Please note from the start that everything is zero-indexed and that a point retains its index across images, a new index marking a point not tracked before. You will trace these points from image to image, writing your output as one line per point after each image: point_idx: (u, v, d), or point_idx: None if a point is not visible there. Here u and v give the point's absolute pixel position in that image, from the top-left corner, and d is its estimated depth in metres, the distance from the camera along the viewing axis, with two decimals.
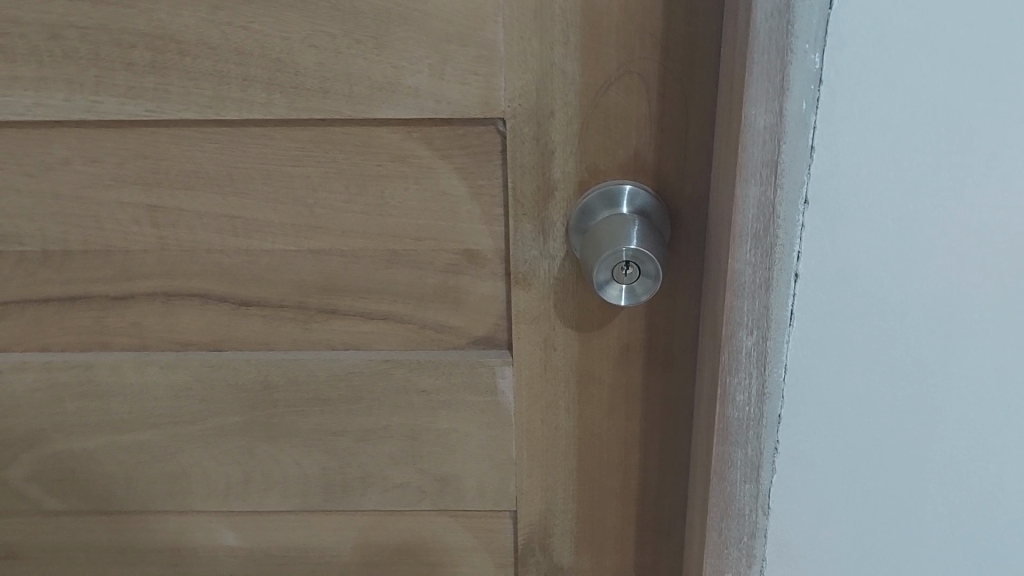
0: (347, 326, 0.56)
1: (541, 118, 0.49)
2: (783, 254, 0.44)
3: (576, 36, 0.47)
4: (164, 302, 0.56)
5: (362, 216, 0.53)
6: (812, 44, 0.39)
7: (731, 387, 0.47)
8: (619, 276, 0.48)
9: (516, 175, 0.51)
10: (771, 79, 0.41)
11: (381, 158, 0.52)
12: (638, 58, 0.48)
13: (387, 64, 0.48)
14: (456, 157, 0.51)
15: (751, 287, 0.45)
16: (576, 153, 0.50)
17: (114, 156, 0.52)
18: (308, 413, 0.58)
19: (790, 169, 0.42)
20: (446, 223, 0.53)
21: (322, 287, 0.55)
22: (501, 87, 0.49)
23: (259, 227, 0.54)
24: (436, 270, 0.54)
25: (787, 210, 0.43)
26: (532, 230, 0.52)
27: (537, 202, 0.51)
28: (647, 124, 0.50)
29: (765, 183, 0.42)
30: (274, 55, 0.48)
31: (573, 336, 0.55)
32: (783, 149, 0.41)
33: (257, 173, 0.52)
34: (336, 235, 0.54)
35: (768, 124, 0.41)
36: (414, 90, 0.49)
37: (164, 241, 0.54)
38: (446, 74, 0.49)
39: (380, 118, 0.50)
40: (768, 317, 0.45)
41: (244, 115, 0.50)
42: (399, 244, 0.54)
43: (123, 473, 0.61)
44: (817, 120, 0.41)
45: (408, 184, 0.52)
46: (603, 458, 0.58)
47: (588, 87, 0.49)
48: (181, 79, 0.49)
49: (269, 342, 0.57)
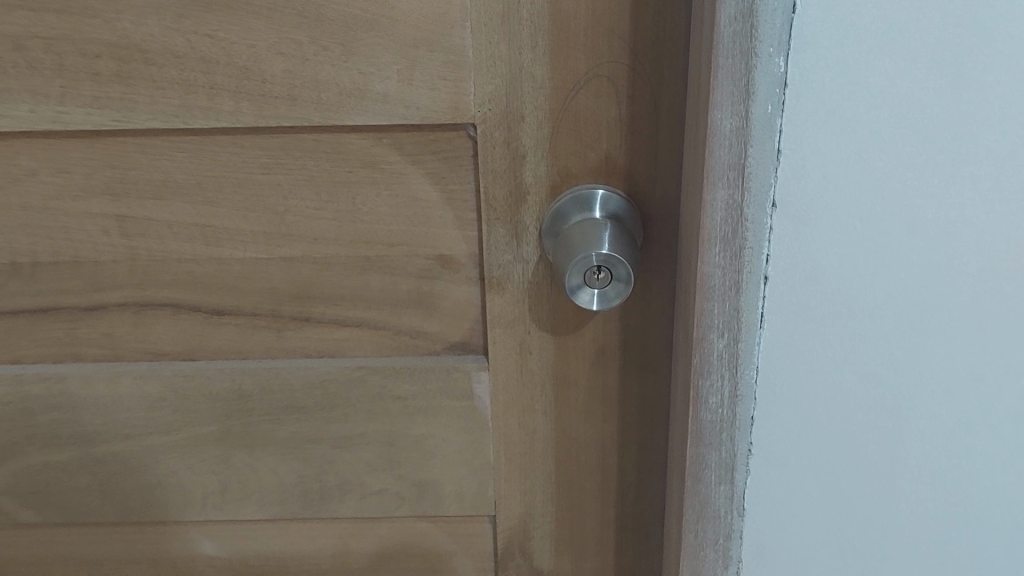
0: (322, 334, 0.56)
1: (510, 123, 0.49)
2: (752, 257, 0.43)
3: (544, 40, 0.47)
4: (136, 312, 0.56)
5: (334, 223, 0.53)
6: (775, 48, 0.39)
7: (704, 391, 0.46)
8: (591, 281, 0.47)
9: (487, 179, 0.51)
10: (737, 82, 0.40)
11: (352, 164, 0.51)
12: (607, 62, 0.48)
13: (355, 70, 0.48)
14: (426, 162, 0.51)
15: (720, 289, 0.44)
16: (547, 157, 0.50)
17: (82, 167, 0.52)
18: (284, 421, 0.58)
19: (757, 171, 0.41)
20: (418, 229, 0.53)
21: (295, 294, 0.55)
22: (470, 91, 0.49)
23: (231, 236, 0.53)
24: (409, 275, 0.54)
25: (755, 211, 0.42)
26: (505, 235, 0.52)
27: (508, 206, 0.51)
28: (618, 127, 0.49)
29: (733, 186, 0.41)
30: (241, 63, 0.48)
31: (548, 340, 0.54)
32: (749, 152, 0.41)
33: (228, 182, 0.52)
34: (308, 242, 0.53)
35: (733, 126, 0.40)
36: (383, 96, 0.49)
37: (134, 250, 0.54)
38: (414, 80, 0.48)
39: (349, 125, 0.50)
40: (738, 320, 0.44)
41: (212, 124, 0.50)
42: (373, 250, 0.53)
43: (98, 485, 0.60)
44: (782, 123, 0.41)
45: (380, 190, 0.52)
46: (581, 460, 0.58)
47: (558, 91, 0.48)
48: (148, 88, 0.49)
49: (244, 351, 0.57)
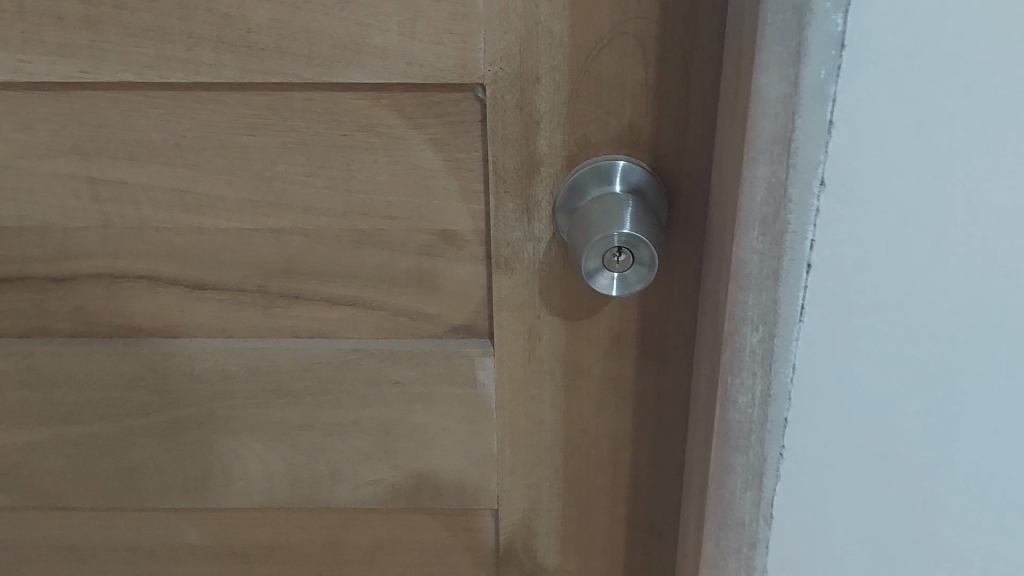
0: (313, 312, 0.52)
1: (524, 85, 0.44)
2: (794, 242, 0.38)
3: None
4: (110, 284, 0.51)
5: (328, 192, 0.48)
6: (834, 2, 0.34)
7: (733, 388, 0.41)
8: (610, 264, 0.42)
9: (496, 148, 0.46)
10: (786, 43, 0.35)
11: (347, 127, 0.46)
12: (633, 18, 0.42)
13: (351, 21, 0.43)
14: (430, 126, 0.46)
15: (757, 278, 0.39)
16: (564, 124, 0.45)
17: (49, 123, 0.47)
18: (270, 405, 0.53)
19: (805, 145, 0.36)
20: (419, 200, 0.48)
21: (284, 269, 0.50)
22: (480, 48, 0.43)
23: (214, 203, 0.49)
24: (409, 250, 0.50)
25: (799, 190, 0.37)
26: (515, 209, 0.47)
27: (520, 177, 0.47)
28: (644, 92, 0.44)
29: (777, 161, 0.36)
30: (223, 10, 0.43)
31: (559, 326, 0.50)
32: (797, 123, 0.36)
33: (210, 143, 0.47)
34: (299, 212, 0.49)
35: (781, 93, 0.35)
36: (382, 51, 0.44)
37: (107, 217, 0.49)
38: (417, 33, 0.43)
39: (345, 82, 0.45)
40: (775, 312, 0.39)
41: (191, 78, 0.45)
42: (369, 222, 0.49)
43: (69, 469, 0.56)
44: (837, 90, 0.35)
45: (377, 156, 0.47)
46: (591, 455, 0.53)
47: (577, 50, 0.43)
48: (119, 36, 0.44)
49: (227, 329, 0.52)
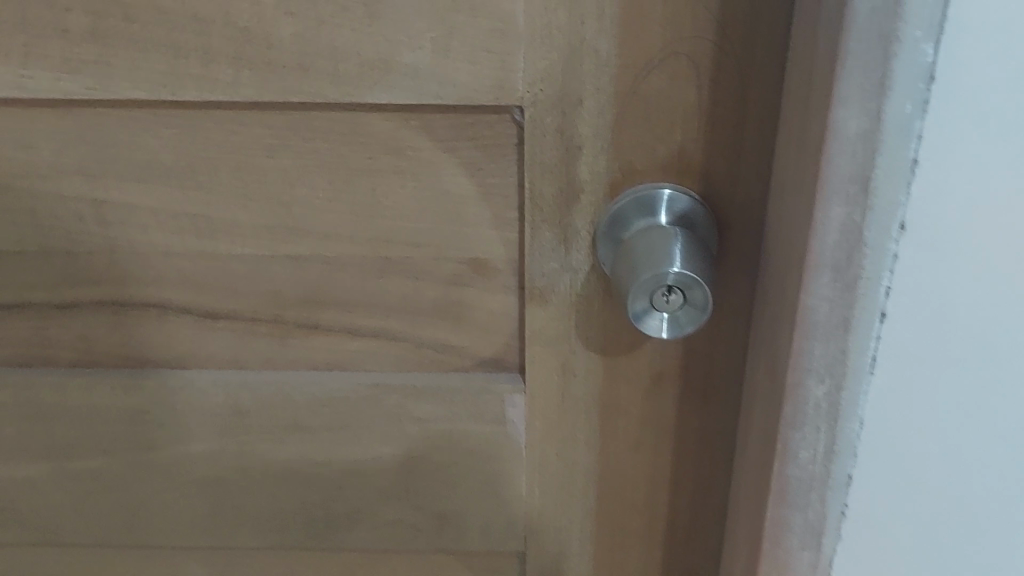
0: (332, 344, 0.48)
1: (565, 107, 0.41)
2: (867, 289, 0.35)
3: (612, 7, 0.39)
4: (116, 312, 0.48)
5: (350, 218, 0.45)
6: (925, 31, 0.30)
7: (794, 444, 0.38)
8: (659, 304, 0.39)
9: (534, 174, 0.43)
10: (869, 74, 0.31)
11: (372, 149, 0.43)
12: (687, 37, 0.39)
13: (380, 37, 0.40)
14: (461, 150, 0.43)
15: (825, 328, 0.36)
16: (607, 149, 0.42)
17: (52, 142, 0.43)
18: (284, 441, 0.50)
19: (884, 186, 0.33)
20: (449, 227, 0.45)
21: (301, 298, 0.47)
22: (520, 67, 0.40)
23: (229, 227, 0.45)
24: (436, 280, 0.46)
25: (874, 233, 0.34)
26: (552, 239, 0.44)
27: (558, 205, 0.43)
28: (696, 117, 0.41)
29: (853, 203, 0.33)
30: (241, 24, 0.40)
31: (596, 362, 0.46)
32: (877, 162, 0.33)
33: (225, 165, 0.44)
34: (319, 238, 0.46)
35: (860, 129, 0.32)
36: (413, 70, 0.40)
37: (114, 242, 0.46)
38: (451, 51, 0.40)
39: (371, 103, 0.41)
40: (843, 363, 0.36)
41: (206, 96, 0.41)
42: (394, 249, 0.46)
43: (72, 504, 0.53)
44: (923, 126, 0.32)
45: (404, 180, 0.44)
46: (626, 498, 0.50)
47: (625, 71, 0.40)
48: (128, 50, 0.40)
49: (239, 361, 0.49)
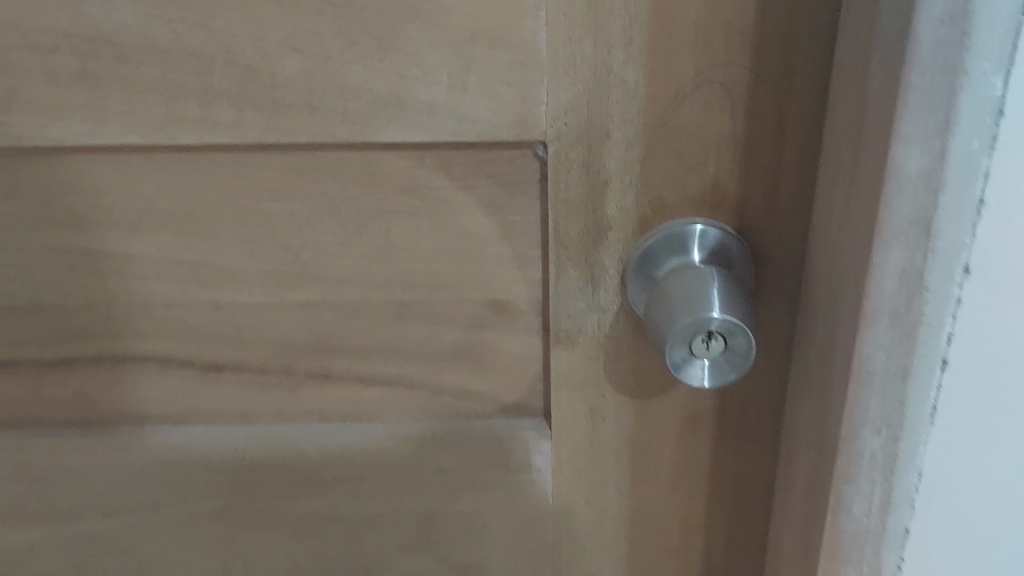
0: (344, 393, 0.46)
1: (591, 141, 0.38)
2: (927, 335, 0.33)
3: (641, 35, 0.36)
4: (114, 367, 0.45)
5: (363, 261, 0.43)
6: (993, 62, 0.28)
7: (847, 497, 0.36)
8: (700, 352, 0.37)
9: (558, 212, 0.40)
10: (933, 111, 0.29)
11: (386, 190, 0.41)
12: (722, 64, 0.36)
13: (392, 72, 0.37)
14: (480, 188, 0.41)
15: (882, 377, 0.33)
16: (637, 184, 0.39)
17: (42, 190, 0.41)
18: (296, 495, 0.47)
19: (947, 228, 0.31)
20: (467, 268, 0.43)
21: (311, 346, 0.45)
22: (543, 101, 0.38)
23: (233, 275, 0.43)
24: (455, 323, 0.44)
25: (935, 277, 0.32)
26: (579, 278, 0.42)
27: (585, 243, 0.41)
28: (731, 148, 0.38)
29: (912, 246, 0.31)
30: (243, 62, 0.37)
31: (626, 405, 0.44)
32: (939, 203, 0.30)
33: (228, 210, 0.41)
34: (330, 284, 0.43)
35: (922, 169, 0.30)
36: (428, 106, 0.38)
37: (111, 294, 0.43)
38: (470, 85, 0.37)
39: (384, 142, 0.39)
40: (901, 413, 0.34)
41: (206, 139, 0.39)
42: (410, 293, 0.43)
43: (72, 568, 0.50)
44: (990, 164, 0.30)
45: (420, 221, 0.42)
46: (659, 542, 0.48)
47: (655, 102, 0.37)
48: (122, 93, 0.38)
49: (246, 414, 0.47)
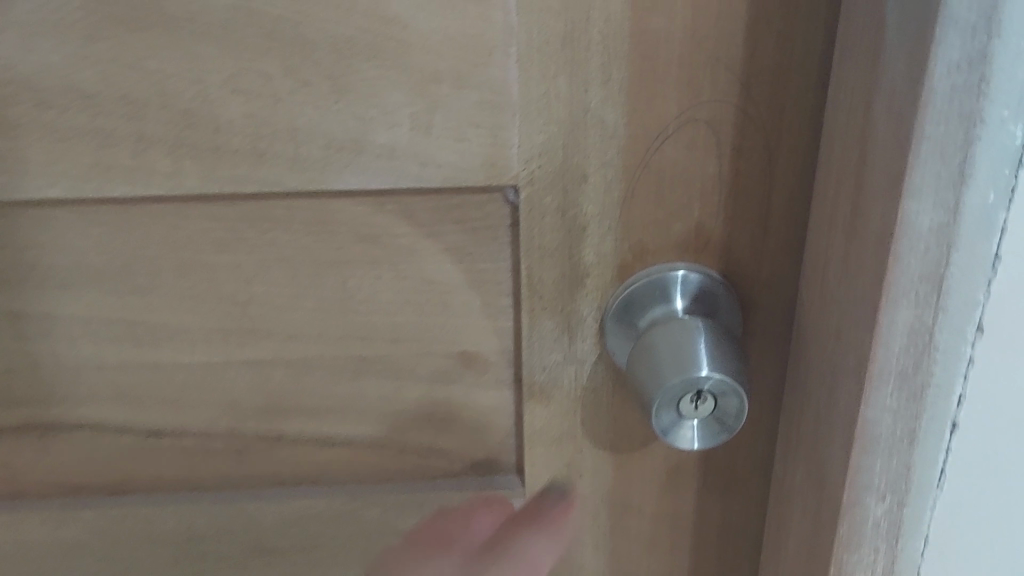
0: (299, 455, 0.43)
1: (567, 185, 0.36)
2: (937, 397, 0.30)
3: (621, 72, 0.33)
4: (41, 435, 0.42)
5: (318, 315, 0.39)
6: (1013, 109, 0.26)
7: (850, 567, 0.33)
8: (688, 414, 0.35)
9: (531, 260, 0.37)
10: (948, 162, 0.26)
11: (342, 239, 0.37)
12: (707, 101, 0.34)
13: (349, 114, 0.34)
14: (446, 234, 0.37)
15: (888, 443, 0.31)
16: (616, 229, 0.37)
17: None
18: (247, 564, 0.44)
19: (959, 285, 0.28)
20: (433, 320, 0.39)
21: (262, 407, 0.41)
22: (515, 143, 0.34)
23: (173, 334, 0.39)
24: (419, 378, 0.41)
25: (945, 337, 0.29)
26: (554, 327, 0.39)
27: (560, 292, 0.38)
28: (716, 190, 0.36)
29: (922, 306, 0.29)
30: (182, 105, 0.33)
31: (605, 460, 0.41)
32: (952, 260, 0.28)
33: (168, 264, 0.38)
34: (282, 340, 0.40)
35: (935, 223, 0.27)
36: (389, 150, 0.34)
37: (36, 357, 0.40)
38: (434, 127, 0.34)
39: (340, 189, 0.35)
40: (907, 477, 0.32)
41: (141, 190, 0.35)
42: (370, 347, 0.40)
43: None
44: (1007, 217, 0.27)
45: (380, 271, 0.38)
46: None
47: (636, 142, 0.35)
48: (44, 141, 0.34)
49: (191, 479, 0.43)
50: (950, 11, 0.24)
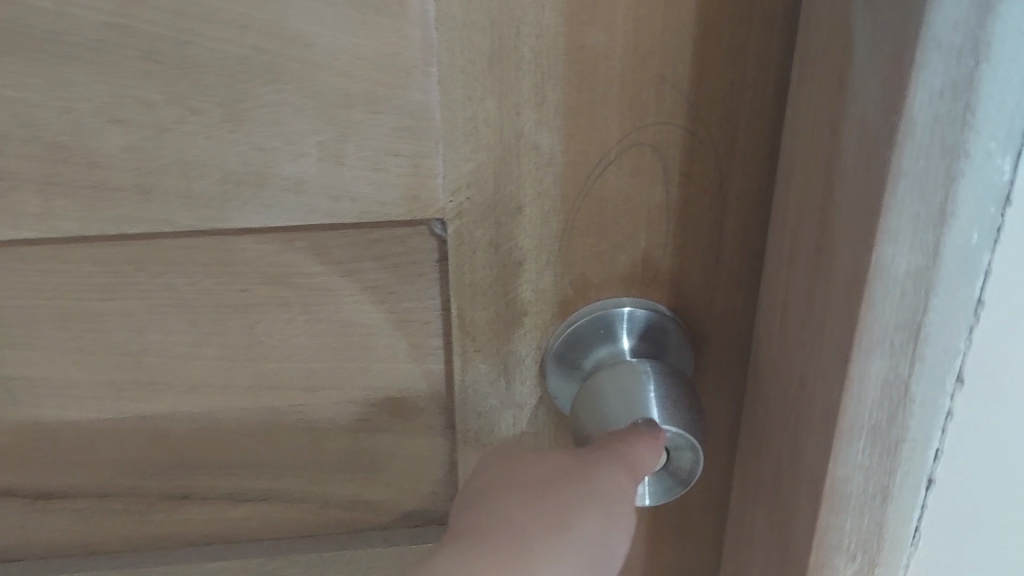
0: (211, 514, 0.39)
1: (500, 217, 0.32)
2: (912, 451, 0.27)
3: (556, 93, 0.29)
4: None
5: (223, 364, 0.35)
6: (1001, 141, 0.23)
7: None
8: None
9: (462, 299, 0.34)
10: (927, 200, 0.23)
11: (248, 280, 0.33)
12: (652, 123, 0.30)
13: (248, 144, 0.29)
14: (366, 272, 0.33)
15: (859, 500, 0.28)
16: (555, 263, 0.33)
17: None
18: None
19: (939, 333, 0.25)
20: (355, 366, 0.35)
21: (165, 466, 0.37)
22: (439, 172, 0.31)
23: (56, 392, 0.35)
24: (341, 427, 0.37)
25: (923, 388, 0.26)
26: (489, 370, 0.35)
27: (494, 333, 0.34)
28: (664, 218, 0.32)
29: (898, 356, 0.25)
30: (51, 138, 0.29)
31: None
32: (930, 306, 0.25)
33: (46, 315, 0.33)
34: (184, 392, 0.35)
35: (912, 267, 0.24)
36: (295, 183, 0.30)
37: None
38: (347, 156, 0.30)
39: (242, 228, 0.31)
40: (879, 536, 0.29)
41: (10, 234, 0.31)
42: (284, 397, 0.36)
43: None
44: (992, 259, 0.24)
45: (293, 315, 0.34)
46: None
47: (575, 168, 0.31)
48: None
49: (89, 545, 0.39)
50: (932, 33, 0.21)
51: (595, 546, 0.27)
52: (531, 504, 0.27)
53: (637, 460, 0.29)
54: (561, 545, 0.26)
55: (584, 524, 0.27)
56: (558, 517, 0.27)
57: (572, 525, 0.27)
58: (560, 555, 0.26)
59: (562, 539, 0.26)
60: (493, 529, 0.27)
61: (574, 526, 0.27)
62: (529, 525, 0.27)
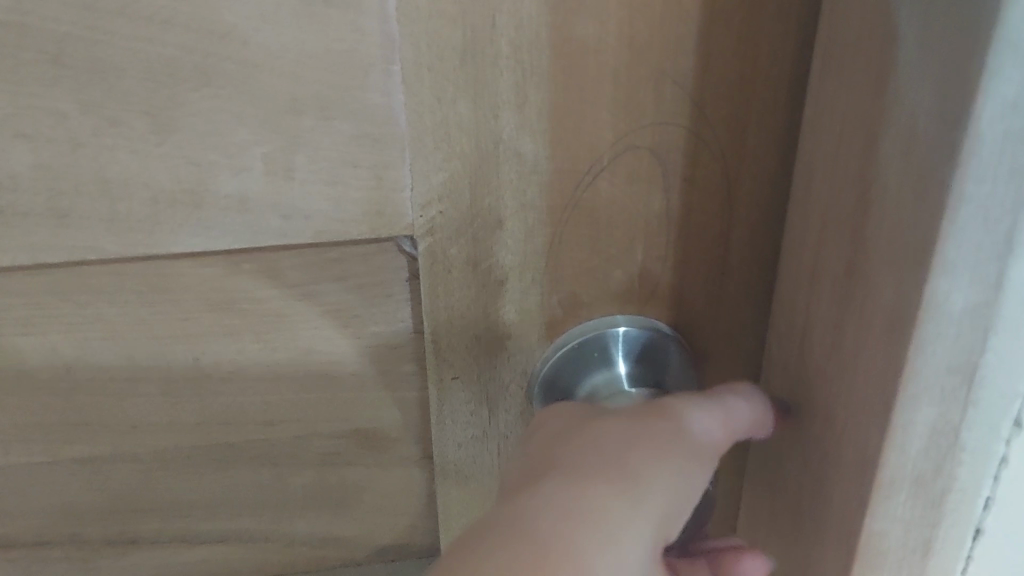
0: (161, 558, 0.35)
1: (477, 233, 0.28)
2: (958, 503, 0.24)
3: (541, 91, 0.25)
4: None
5: (167, 399, 0.31)
6: None
7: None
8: None
9: (437, 323, 0.30)
10: (991, 228, 0.19)
11: (189, 309, 0.29)
12: (652, 123, 0.26)
13: (180, 158, 0.25)
14: (326, 295, 0.29)
15: (897, 556, 0.24)
16: (542, 281, 0.29)
17: None
18: None
19: (998, 377, 0.21)
20: (317, 397, 0.31)
21: (108, 508, 0.33)
22: (407, 184, 0.26)
23: None
24: (304, 463, 0.33)
25: (974, 435, 0.22)
26: (469, 399, 0.31)
27: (474, 359, 0.30)
28: (665, 229, 0.28)
29: (949, 402, 0.22)
30: None
31: None
32: (991, 346, 0.21)
33: None
34: (123, 430, 0.31)
35: (970, 304, 0.20)
36: (238, 201, 0.26)
37: None
38: (297, 170, 0.26)
39: (178, 252, 0.27)
40: None
41: None
42: (239, 432, 0.32)
43: None
44: None
45: (244, 344, 0.30)
46: None
47: (563, 176, 0.27)
48: None
49: None
50: (1007, 31, 0.17)
51: (694, 485, 0.25)
52: (630, 435, 0.25)
53: (738, 423, 0.27)
54: (659, 479, 0.25)
55: (686, 464, 0.25)
56: (658, 452, 0.25)
57: (670, 463, 0.25)
58: (662, 487, 0.24)
59: (660, 475, 0.25)
60: (591, 451, 0.25)
61: (670, 461, 0.25)
62: (631, 458, 0.25)
